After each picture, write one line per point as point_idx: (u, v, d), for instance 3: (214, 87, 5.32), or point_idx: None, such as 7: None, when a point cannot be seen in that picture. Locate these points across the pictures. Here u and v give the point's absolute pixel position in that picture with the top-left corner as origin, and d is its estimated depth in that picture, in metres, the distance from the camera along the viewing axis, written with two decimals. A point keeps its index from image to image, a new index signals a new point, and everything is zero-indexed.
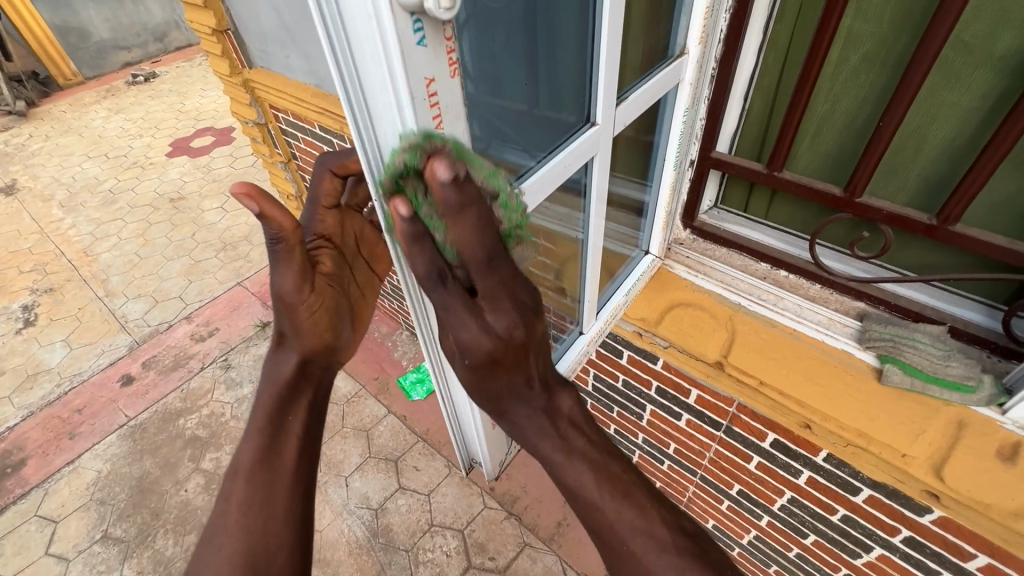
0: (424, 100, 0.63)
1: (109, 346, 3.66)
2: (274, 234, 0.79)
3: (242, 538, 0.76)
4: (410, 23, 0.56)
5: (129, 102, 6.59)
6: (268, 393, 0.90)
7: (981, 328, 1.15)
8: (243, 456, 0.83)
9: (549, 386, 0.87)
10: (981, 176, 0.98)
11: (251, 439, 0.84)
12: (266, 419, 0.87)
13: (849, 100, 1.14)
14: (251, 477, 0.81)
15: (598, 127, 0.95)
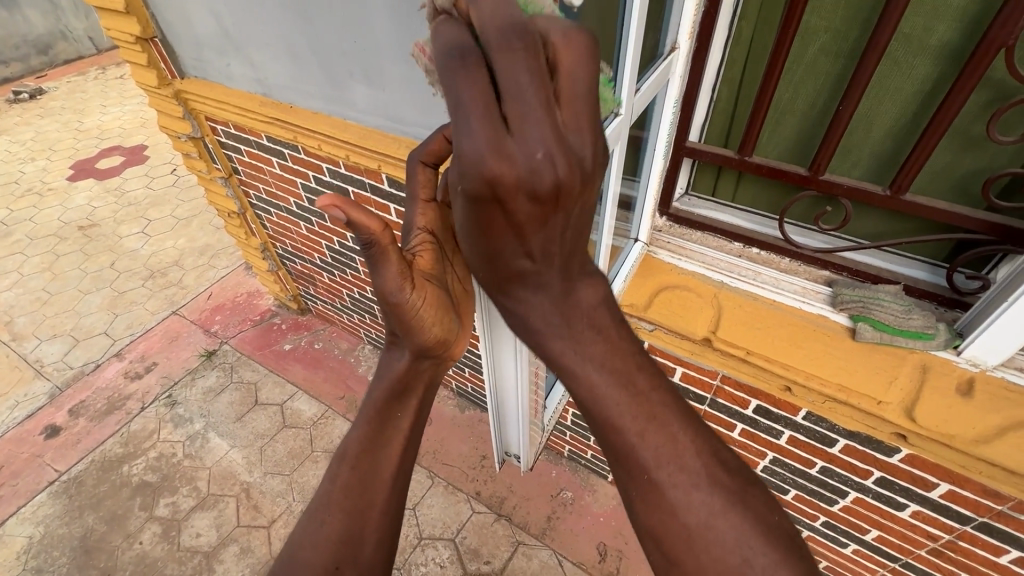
0: None
1: (25, 396, 3.24)
2: (366, 240, 0.82)
3: (343, 519, 0.83)
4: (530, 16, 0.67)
5: (14, 122, 5.87)
6: (380, 388, 0.94)
7: (928, 284, 1.31)
8: (352, 439, 0.90)
9: (571, 273, 0.77)
10: (927, 150, 1.11)
11: (360, 426, 0.91)
12: (376, 410, 0.92)
13: (808, 88, 1.26)
14: (356, 462, 0.87)
15: (623, 117, 0.99)
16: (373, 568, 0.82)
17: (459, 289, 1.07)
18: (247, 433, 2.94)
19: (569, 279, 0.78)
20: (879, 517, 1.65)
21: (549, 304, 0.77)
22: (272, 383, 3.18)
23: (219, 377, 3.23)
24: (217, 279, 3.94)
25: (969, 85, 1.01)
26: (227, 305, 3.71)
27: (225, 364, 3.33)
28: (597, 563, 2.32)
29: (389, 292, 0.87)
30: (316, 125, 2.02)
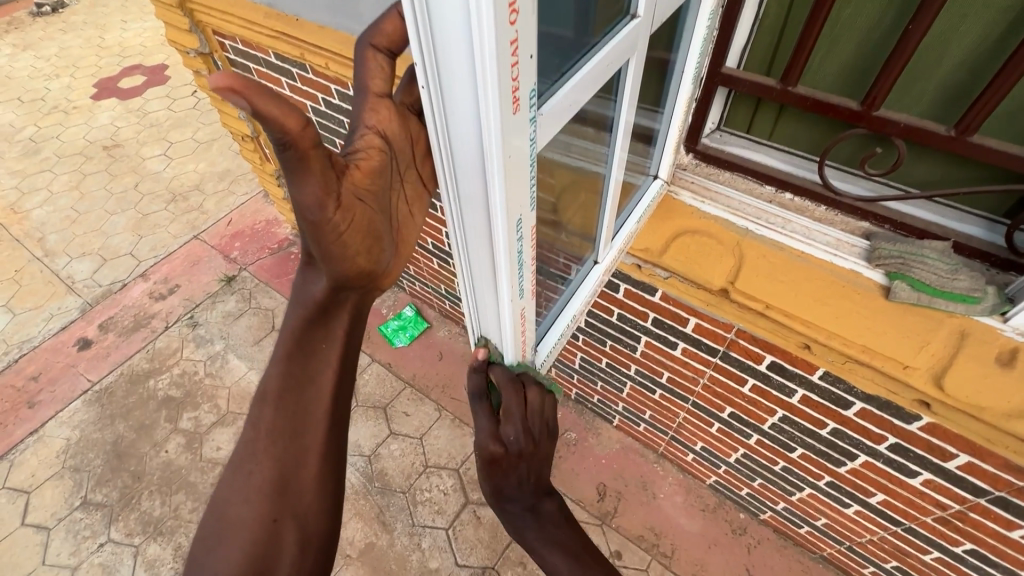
0: None
1: (58, 309, 3.38)
2: (280, 140, 0.69)
3: (274, 468, 0.87)
4: None
5: (39, 37, 5.76)
6: (297, 318, 0.92)
7: (983, 243, 1.17)
8: (270, 382, 0.91)
9: (541, 491, 1.07)
10: (1008, 82, 0.94)
11: (277, 367, 0.91)
12: (293, 347, 0.92)
13: (874, 5, 1.07)
14: (278, 405, 0.90)
15: (640, 19, 0.88)
16: (312, 512, 0.88)
17: (404, 214, 0.99)
18: (264, 357, 3.03)
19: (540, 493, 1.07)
20: (887, 482, 1.60)
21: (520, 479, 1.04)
22: (289, 311, 3.24)
23: (237, 303, 3.29)
24: (237, 206, 3.94)
25: None
26: (246, 232, 3.73)
27: (244, 289, 3.38)
28: (596, 502, 2.34)
29: (307, 208, 0.77)
30: (322, 40, 1.88)
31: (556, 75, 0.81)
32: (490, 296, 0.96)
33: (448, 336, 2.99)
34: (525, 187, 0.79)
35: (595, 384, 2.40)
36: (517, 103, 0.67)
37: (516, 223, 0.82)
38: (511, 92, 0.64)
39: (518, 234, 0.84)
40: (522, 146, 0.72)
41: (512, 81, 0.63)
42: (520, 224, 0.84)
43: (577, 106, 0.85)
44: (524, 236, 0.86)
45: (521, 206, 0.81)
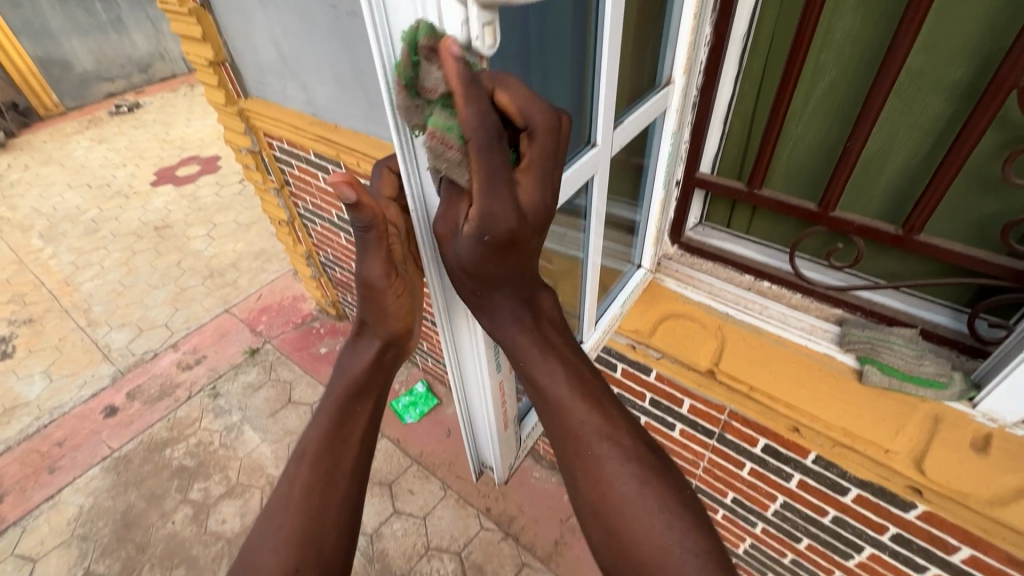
0: None
1: (92, 377, 3.58)
2: (365, 223, 0.83)
3: (303, 520, 0.84)
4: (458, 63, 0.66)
5: (113, 132, 6.54)
6: (341, 386, 0.99)
7: (949, 330, 1.24)
8: (310, 440, 0.93)
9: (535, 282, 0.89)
10: (938, 191, 1.08)
11: (319, 426, 0.94)
12: (335, 410, 0.96)
13: (816, 128, 1.26)
14: (314, 462, 0.90)
15: (599, 147, 1.03)
16: (336, 568, 0.83)
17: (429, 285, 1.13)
18: (278, 428, 3.11)
19: (533, 287, 0.89)
20: None
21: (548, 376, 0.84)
22: (306, 384, 3.36)
23: (258, 374, 3.44)
24: (267, 282, 4.22)
25: (979, 126, 0.97)
26: (274, 307, 3.97)
27: (265, 361, 3.54)
28: None
29: (374, 278, 0.92)
30: (355, 143, 2.17)
31: None
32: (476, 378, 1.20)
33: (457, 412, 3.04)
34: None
35: None
36: None
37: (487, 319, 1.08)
38: None
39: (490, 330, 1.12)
40: None
41: None
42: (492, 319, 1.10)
43: (564, 197, 1.01)
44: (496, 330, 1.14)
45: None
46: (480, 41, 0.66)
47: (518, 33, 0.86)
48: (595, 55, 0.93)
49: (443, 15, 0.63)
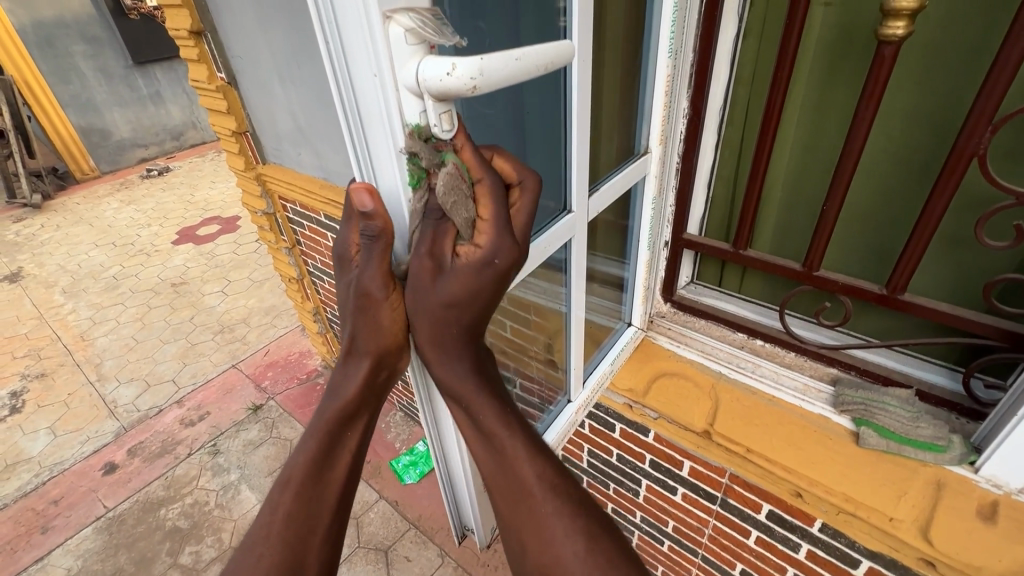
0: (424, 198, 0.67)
1: (95, 432, 3.58)
2: (373, 231, 0.65)
3: (282, 551, 0.78)
4: (417, 142, 0.62)
5: (141, 194, 6.89)
6: (332, 408, 0.82)
7: (945, 391, 1.22)
8: (295, 465, 0.82)
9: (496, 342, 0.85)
10: (917, 250, 1.10)
11: (306, 448, 0.82)
12: (324, 433, 0.82)
13: (795, 190, 1.33)
14: (301, 490, 0.80)
15: (574, 214, 1.08)
16: None
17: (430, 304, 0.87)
18: None
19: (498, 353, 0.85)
20: None
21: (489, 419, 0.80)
22: None
23: (260, 431, 3.41)
24: (275, 338, 4.29)
25: (946, 191, 1.01)
26: (280, 362, 4.00)
27: (268, 418, 3.52)
28: None
29: (376, 287, 0.68)
30: None
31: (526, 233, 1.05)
32: (451, 430, 0.97)
33: None
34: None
35: None
36: None
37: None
38: None
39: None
40: None
41: None
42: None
43: (549, 252, 1.06)
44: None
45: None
46: (436, 129, 0.59)
47: (504, 109, 0.96)
48: (566, 136, 1.00)
49: (400, 108, 0.58)
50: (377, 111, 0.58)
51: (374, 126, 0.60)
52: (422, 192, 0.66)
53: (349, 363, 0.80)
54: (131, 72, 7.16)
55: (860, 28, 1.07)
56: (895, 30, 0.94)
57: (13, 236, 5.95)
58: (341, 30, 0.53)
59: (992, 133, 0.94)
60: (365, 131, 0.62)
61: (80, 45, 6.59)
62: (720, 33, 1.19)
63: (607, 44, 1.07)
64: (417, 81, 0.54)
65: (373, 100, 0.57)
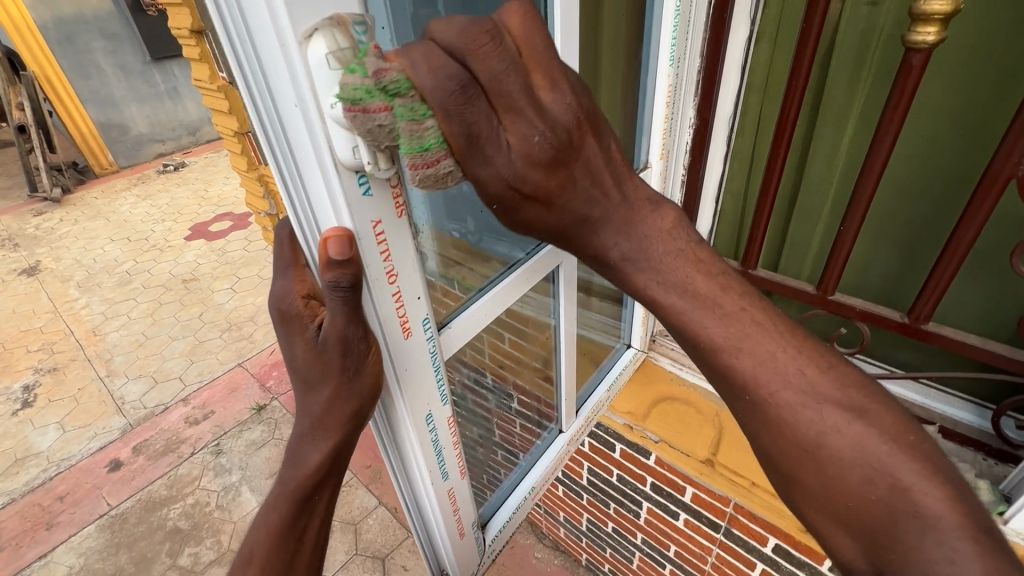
0: (372, 243, 0.57)
1: (102, 429, 3.60)
2: (333, 283, 0.53)
3: None
4: (355, 179, 0.53)
5: (156, 189, 6.94)
6: (293, 480, 0.68)
7: (971, 429, 1.12)
8: (258, 539, 0.69)
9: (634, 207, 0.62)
10: (947, 273, 0.99)
11: (267, 522, 0.68)
12: (285, 504, 0.68)
13: (811, 209, 1.23)
14: (267, 566, 0.67)
15: None
16: None
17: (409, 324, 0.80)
18: None
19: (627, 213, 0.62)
20: None
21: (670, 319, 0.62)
22: None
23: (262, 432, 3.40)
24: None
25: (979, 215, 0.91)
26: None
27: (271, 419, 3.51)
28: None
29: (355, 336, 0.57)
30: None
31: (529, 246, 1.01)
32: (419, 485, 0.82)
33: None
34: (429, 382, 0.73)
35: (605, 551, 2.21)
36: (409, 329, 0.67)
37: (423, 419, 0.75)
38: (397, 322, 0.64)
39: (430, 430, 0.77)
40: (423, 363, 0.71)
41: (399, 313, 0.64)
42: (431, 419, 0.76)
43: (542, 274, 1.02)
44: (438, 430, 0.78)
45: (430, 400, 0.75)
46: (372, 167, 0.51)
47: None
48: None
49: (330, 141, 0.50)
50: (307, 147, 0.49)
51: (306, 165, 0.50)
52: (367, 237, 0.56)
53: (309, 436, 0.66)
54: (149, 68, 7.19)
55: (882, 34, 0.98)
56: (924, 37, 0.85)
57: (32, 230, 6.04)
58: (259, 57, 0.44)
59: None
60: (304, 181, 0.51)
61: (100, 41, 6.65)
62: (730, 39, 1.10)
63: (604, 49, 0.99)
64: (346, 113, 0.47)
65: (303, 138, 0.49)
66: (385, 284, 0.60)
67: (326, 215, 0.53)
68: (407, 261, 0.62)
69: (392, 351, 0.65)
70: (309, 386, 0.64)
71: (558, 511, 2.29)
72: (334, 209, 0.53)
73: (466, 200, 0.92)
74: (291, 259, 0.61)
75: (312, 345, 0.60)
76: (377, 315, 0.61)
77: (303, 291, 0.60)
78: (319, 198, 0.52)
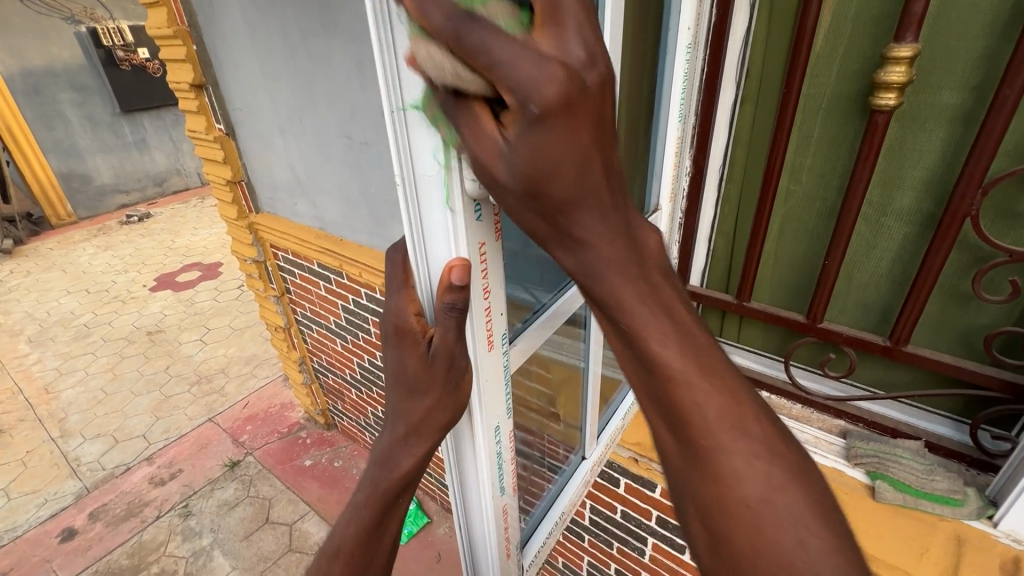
0: (478, 266, 0.64)
1: (54, 494, 3.31)
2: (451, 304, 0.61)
3: None
4: (473, 208, 0.60)
5: (120, 239, 6.72)
6: (381, 481, 0.73)
7: (954, 442, 1.24)
8: (346, 535, 0.74)
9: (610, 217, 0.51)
10: (924, 291, 1.12)
11: (355, 520, 0.74)
12: (374, 501, 0.73)
13: (794, 247, 1.35)
14: (351, 560, 0.73)
15: None
16: None
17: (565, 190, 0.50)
18: (251, 555, 2.84)
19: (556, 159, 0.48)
20: None
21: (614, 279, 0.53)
22: (286, 502, 3.13)
23: (235, 490, 3.21)
24: (256, 389, 4.11)
25: (944, 245, 1.06)
26: (259, 415, 3.81)
27: (245, 476, 3.31)
28: None
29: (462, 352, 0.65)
30: (361, 256, 2.25)
31: (553, 288, 1.16)
32: (479, 499, 0.85)
33: (448, 532, 2.72)
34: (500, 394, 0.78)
35: None
36: (492, 342, 0.73)
37: (493, 432, 0.79)
38: (484, 336, 0.71)
39: (497, 442, 0.81)
40: (496, 377, 0.76)
41: (487, 332, 0.70)
42: (498, 431, 0.81)
43: (569, 311, 1.15)
44: (503, 443, 0.83)
45: (499, 414, 0.79)
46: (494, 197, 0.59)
47: None
48: None
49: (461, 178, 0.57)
50: (436, 177, 0.57)
51: (430, 193, 0.59)
52: (473, 245, 0.62)
53: (404, 441, 0.72)
54: (118, 120, 7.15)
55: (846, 99, 1.14)
56: (886, 100, 1.03)
57: None
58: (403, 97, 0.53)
59: (983, 193, 1.01)
60: (418, 201, 0.60)
61: (68, 93, 6.62)
62: (719, 99, 1.27)
63: (623, 103, 1.09)
64: None
65: (432, 168, 0.56)
66: (481, 301, 0.67)
67: (441, 238, 0.61)
68: (498, 283, 0.70)
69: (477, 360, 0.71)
70: (411, 395, 0.69)
71: (558, 557, 2.16)
72: (454, 237, 0.60)
73: None
74: (402, 280, 0.68)
75: (421, 360, 0.66)
76: (471, 329, 0.68)
77: (414, 309, 0.66)
78: (441, 228, 0.60)
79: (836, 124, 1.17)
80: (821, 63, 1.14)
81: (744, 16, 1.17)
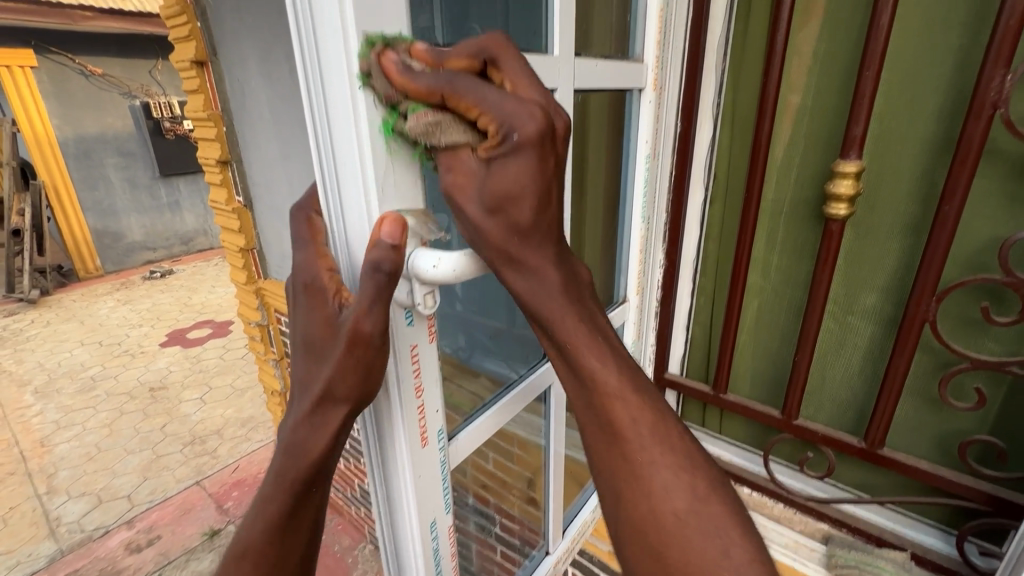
0: (408, 364, 0.69)
1: (27, 556, 3.20)
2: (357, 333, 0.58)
3: None
4: (403, 315, 0.66)
5: (139, 294, 6.95)
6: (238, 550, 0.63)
7: (941, 556, 1.19)
8: None
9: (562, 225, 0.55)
10: (893, 394, 1.12)
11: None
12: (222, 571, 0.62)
13: (766, 340, 1.37)
14: None
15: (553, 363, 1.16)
16: None
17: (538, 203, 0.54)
18: None
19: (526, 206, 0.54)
20: None
21: (550, 304, 0.56)
22: None
23: (211, 562, 3.07)
24: (247, 453, 4.04)
25: (906, 349, 1.07)
26: (247, 481, 3.73)
27: (223, 546, 3.18)
28: None
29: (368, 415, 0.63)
30: None
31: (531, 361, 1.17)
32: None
33: None
34: (438, 492, 0.81)
35: None
36: (426, 438, 0.76)
37: (428, 526, 0.81)
38: (418, 434, 0.74)
39: (432, 538, 0.82)
40: (434, 472, 0.79)
41: (420, 425, 0.74)
42: (434, 527, 0.82)
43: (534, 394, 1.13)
44: (440, 539, 0.84)
45: (435, 509, 0.81)
46: (421, 307, 0.65)
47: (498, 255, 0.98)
48: None
49: None
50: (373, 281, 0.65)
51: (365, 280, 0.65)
52: (403, 355, 0.67)
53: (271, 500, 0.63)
54: (156, 183, 7.63)
55: (807, 204, 1.21)
56: (838, 209, 1.09)
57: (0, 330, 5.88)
58: (343, 203, 0.62)
59: (938, 301, 1.03)
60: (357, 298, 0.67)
61: (114, 157, 7.15)
62: (689, 198, 1.36)
63: (589, 201, 1.18)
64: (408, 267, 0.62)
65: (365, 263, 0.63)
66: (413, 396, 0.71)
67: None
68: (433, 380, 0.74)
69: (411, 458, 0.74)
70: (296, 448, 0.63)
71: None
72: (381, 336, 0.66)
73: (460, 316, 0.95)
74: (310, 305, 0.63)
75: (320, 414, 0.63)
76: (402, 425, 0.71)
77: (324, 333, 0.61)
78: None
79: (799, 225, 1.23)
80: (782, 171, 1.22)
81: (708, 126, 1.28)
